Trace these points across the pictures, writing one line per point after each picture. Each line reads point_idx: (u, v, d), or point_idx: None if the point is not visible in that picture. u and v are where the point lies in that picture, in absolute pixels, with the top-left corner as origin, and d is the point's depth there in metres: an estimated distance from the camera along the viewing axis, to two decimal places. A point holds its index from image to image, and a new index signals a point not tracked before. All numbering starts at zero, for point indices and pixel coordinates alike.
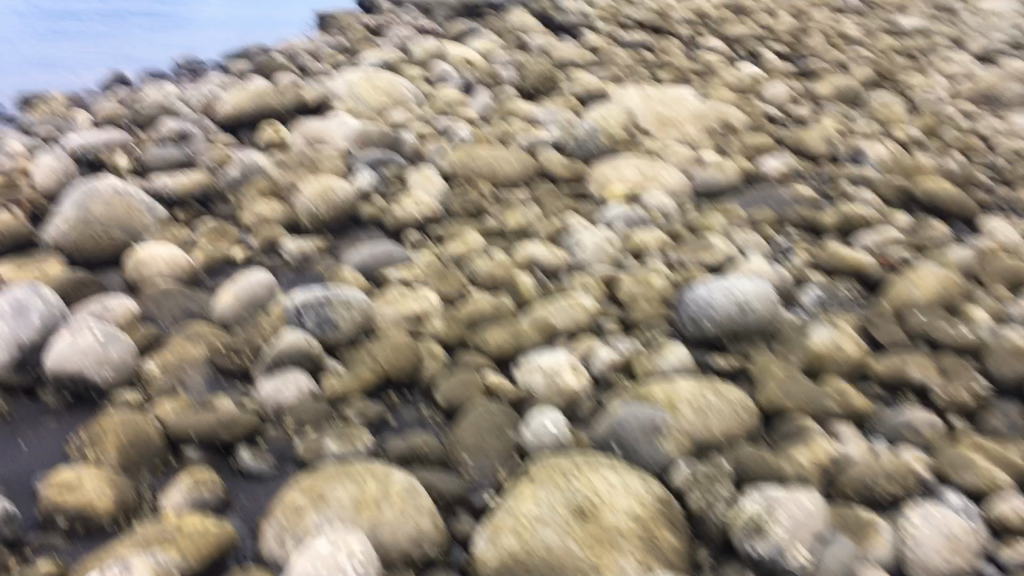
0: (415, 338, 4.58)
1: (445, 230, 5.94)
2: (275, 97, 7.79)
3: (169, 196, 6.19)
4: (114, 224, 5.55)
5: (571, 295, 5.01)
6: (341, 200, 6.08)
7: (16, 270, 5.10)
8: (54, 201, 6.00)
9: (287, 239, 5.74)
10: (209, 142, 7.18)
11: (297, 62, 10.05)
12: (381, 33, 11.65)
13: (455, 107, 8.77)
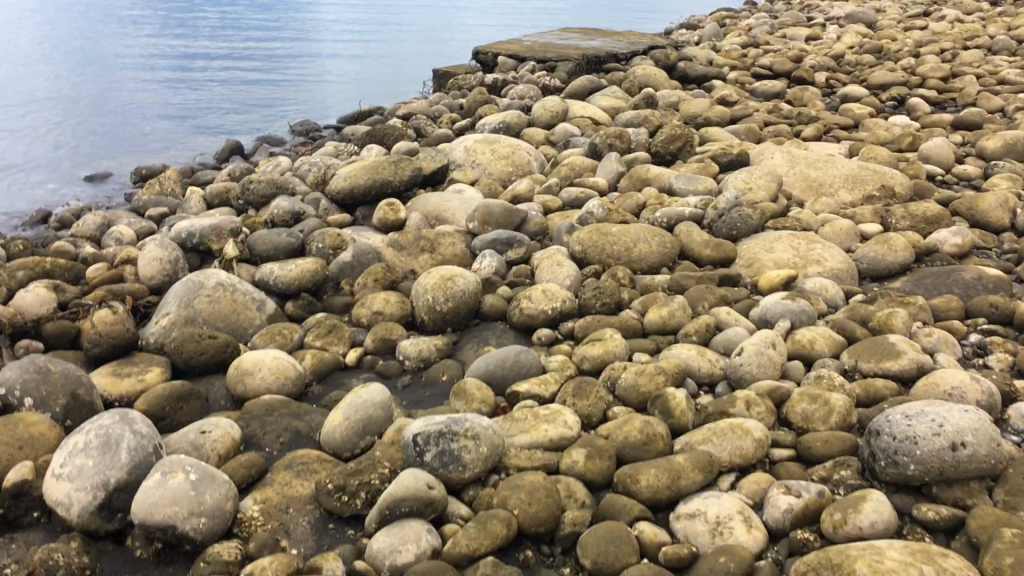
0: (552, 476, 3.88)
1: (578, 327, 5.29)
2: (393, 171, 7.30)
3: (279, 288, 5.76)
4: (219, 326, 5.25)
5: (732, 418, 4.26)
6: (467, 292, 5.45)
7: (115, 381, 4.71)
8: (158, 294, 5.74)
9: (405, 340, 5.19)
10: (323, 223, 6.77)
11: (416, 129, 9.68)
12: (501, 90, 11.20)
13: (582, 175, 8.18)
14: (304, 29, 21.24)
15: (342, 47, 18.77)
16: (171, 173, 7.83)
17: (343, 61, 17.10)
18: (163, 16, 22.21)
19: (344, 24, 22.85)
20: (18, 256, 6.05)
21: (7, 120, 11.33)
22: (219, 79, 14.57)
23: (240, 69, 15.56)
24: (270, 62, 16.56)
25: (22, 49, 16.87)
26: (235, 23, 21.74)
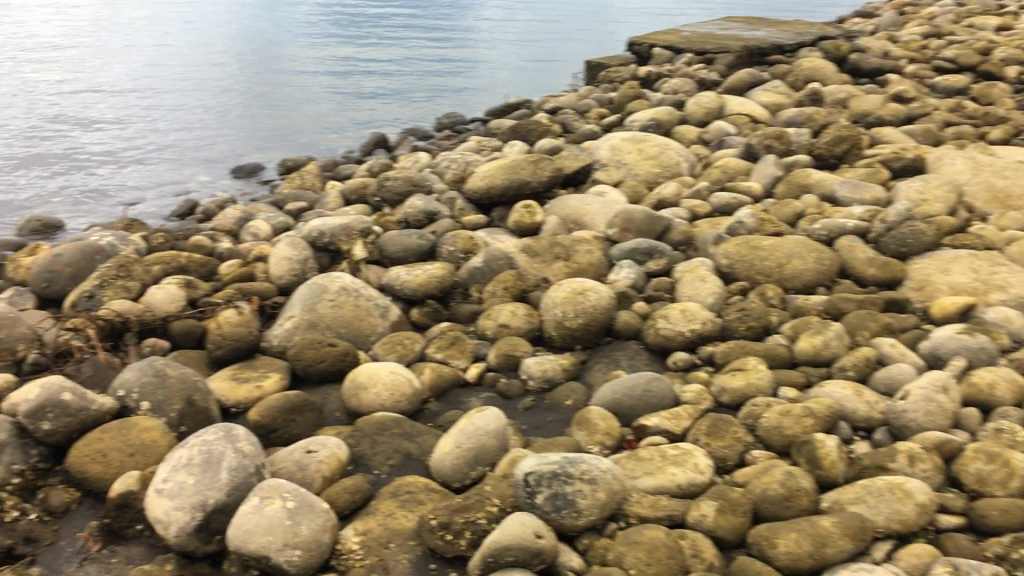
0: (677, 530, 3.46)
1: (718, 352, 4.81)
2: (532, 170, 6.97)
3: (406, 294, 5.57)
4: (341, 333, 5.08)
5: (891, 476, 3.72)
6: (598, 308, 5.09)
7: (234, 386, 4.61)
8: (287, 294, 5.64)
9: (529, 357, 4.87)
10: (457, 225, 6.54)
11: (562, 125, 9.34)
12: (655, 84, 10.70)
13: (735, 179, 7.62)
14: (461, 26, 21.33)
15: (499, 44, 18.67)
16: (313, 167, 7.80)
17: (498, 58, 16.97)
18: (328, 14, 22.80)
19: (502, 19, 22.77)
20: (158, 250, 6.09)
21: (174, 120, 11.76)
22: (375, 77, 14.70)
23: (397, 68, 15.72)
24: (426, 60, 16.62)
25: (196, 52, 17.63)
26: (395, 20, 22.06)
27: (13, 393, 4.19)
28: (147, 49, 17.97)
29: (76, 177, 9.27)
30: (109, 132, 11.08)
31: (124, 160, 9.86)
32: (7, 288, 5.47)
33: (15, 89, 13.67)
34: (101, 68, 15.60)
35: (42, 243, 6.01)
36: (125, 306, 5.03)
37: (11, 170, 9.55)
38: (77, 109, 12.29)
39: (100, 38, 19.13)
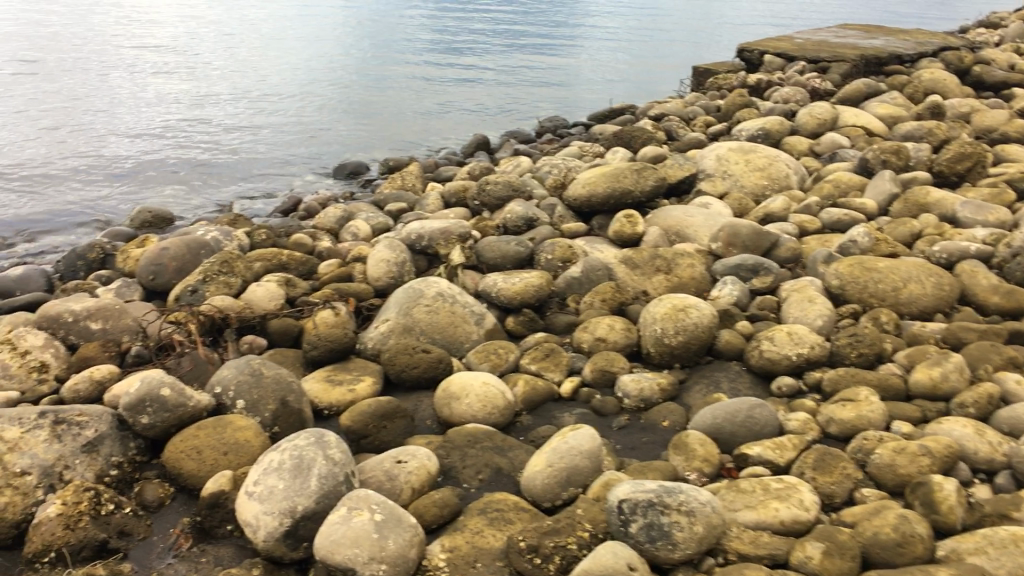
0: (779, 571, 3.26)
1: (826, 380, 4.57)
2: (635, 179, 6.80)
3: (501, 301, 5.47)
4: (436, 339, 5.02)
5: (1016, 527, 3.43)
6: (700, 326, 4.89)
7: (327, 388, 4.59)
8: (384, 296, 5.62)
9: (626, 374, 4.72)
10: (556, 232, 6.42)
11: (667, 132, 9.13)
12: (765, 92, 10.37)
13: (848, 195, 7.29)
14: (566, 32, 21.26)
15: (603, 50, 18.50)
16: (414, 168, 7.79)
17: (601, 64, 16.82)
18: (435, 17, 23.06)
19: (607, 25, 22.61)
20: (260, 246, 6.16)
21: (280, 122, 12.03)
22: (478, 82, 14.76)
23: (500, 74, 15.74)
24: (529, 66, 16.59)
25: (306, 52, 18.05)
26: (501, 24, 22.16)
27: (115, 385, 4.26)
28: (260, 48, 18.48)
29: (187, 176, 9.56)
30: (219, 131, 11.40)
31: (233, 160, 10.14)
32: (116, 279, 5.61)
33: (135, 85, 14.21)
34: (215, 66, 16.10)
35: (151, 236, 6.15)
36: (225, 302, 5.08)
37: (126, 165, 9.91)
38: (191, 107, 12.70)
39: (216, 37, 19.73)
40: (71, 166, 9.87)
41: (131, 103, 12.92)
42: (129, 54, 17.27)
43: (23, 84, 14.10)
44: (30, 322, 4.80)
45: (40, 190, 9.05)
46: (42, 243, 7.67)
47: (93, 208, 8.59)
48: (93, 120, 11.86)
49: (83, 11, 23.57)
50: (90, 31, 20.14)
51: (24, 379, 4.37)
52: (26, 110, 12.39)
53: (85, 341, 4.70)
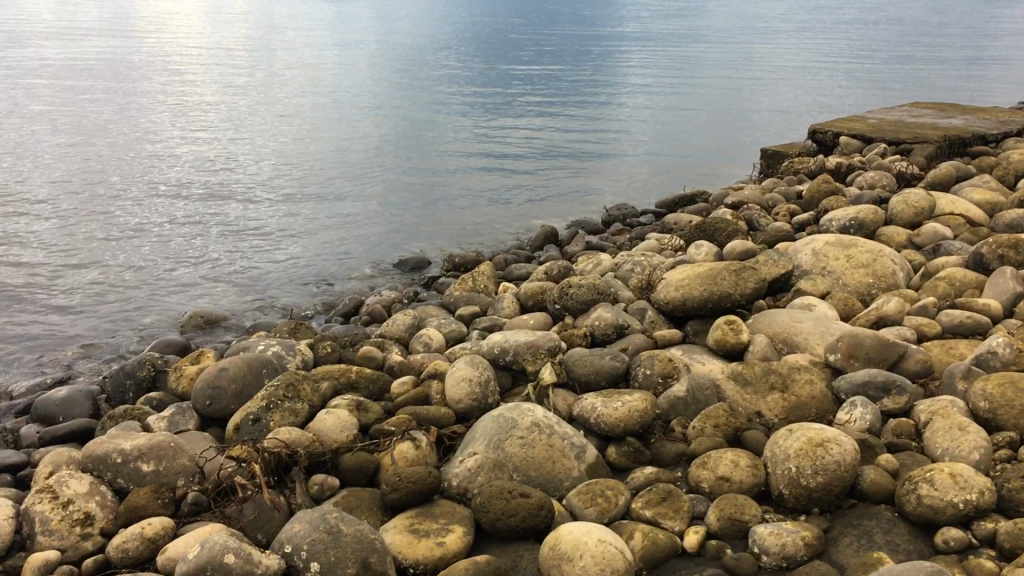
0: None
1: (1004, 533, 3.79)
2: (733, 280, 6.15)
3: (601, 429, 4.80)
4: (532, 477, 4.35)
5: None
6: (843, 465, 4.17)
7: (412, 540, 3.92)
8: (465, 421, 4.99)
9: (761, 525, 3.99)
10: (649, 342, 5.78)
11: (748, 223, 8.53)
12: (847, 177, 9.76)
13: (966, 294, 6.57)
14: (611, 116, 21.03)
15: (654, 139, 18.16)
16: (485, 267, 7.24)
17: (649, 157, 16.49)
18: (481, 101, 23.02)
19: (655, 106, 22.36)
20: (324, 362, 5.59)
21: (328, 218, 11.69)
22: (525, 176, 14.45)
23: (551, 166, 15.37)
24: (578, 156, 16.27)
25: (354, 138, 17.88)
26: (547, 109, 22.02)
27: (170, 545, 3.64)
28: (306, 132, 18.39)
29: (236, 278, 9.17)
30: (268, 230, 11.07)
31: (282, 261, 9.76)
32: (169, 403, 5.06)
33: (185, 176, 14.01)
34: (263, 154, 15.94)
35: (207, 350, 5.62)
36: (292, 435, 4.47)
37: (175, 267, 9.56)
38: (239, 202, 12.45)
39: (264, 120, 19.65)
40: (120, 267, 9.52)
41: (180, 197, 12.70)
42: (178, 138, 17.21)
43: (73, 174, 14.01)
44: (74, 463, 4.22)
45: (85, 294, 8.69)
46: (86, 355, 7.25)
47: (140, 315, 8.19)
48: (141, 217, 11.62)
49: (134, 87, 23.85)
50: (140, 111, 20.26)
51: (65, 535, 3.79)
52: (75, 205, 12.20)
53: (134, 486, 4.10)
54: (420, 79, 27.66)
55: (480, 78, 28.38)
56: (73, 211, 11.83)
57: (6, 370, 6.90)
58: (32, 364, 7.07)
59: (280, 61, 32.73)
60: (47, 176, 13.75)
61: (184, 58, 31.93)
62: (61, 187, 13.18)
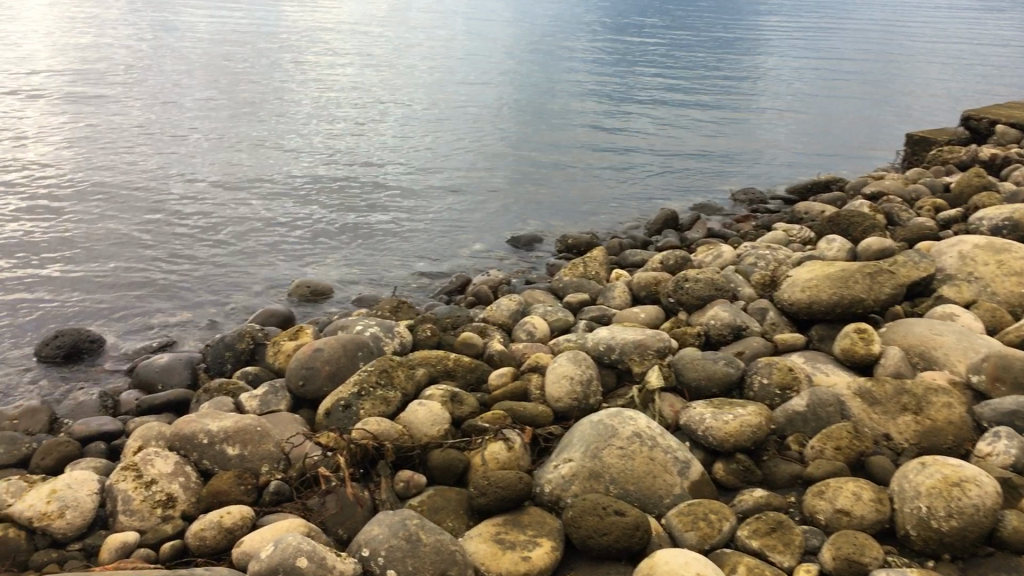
0: None
1: None
2: (867, 282, 5.62)
3: (708, 443, 4.44)
4: (629, 492, 4.04)
5: None
6: (982, 509, 3.68)
7: (495, 551, 3.67)
8: (564, 421, 4.72)
9: (880, 569, 3.51)
10: (768, 346, 5.36)
11: (887, 216, 7.90)
12: (1002, 171, 8.93)
13: None
14: (744, 94, 20.20)
15: (787, 121, 17.32)
16: (598, 252, 6.91)
17: (780, 140, 15.73)
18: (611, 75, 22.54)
19: (792, 84, 21.35)
20: (422, 346, 5.41)
21: (445, 189, 11.57)
22: (648, 156, 13.98)
23: (675, 145, 14.85)
24: (705, 136, 15.66)
25: (477, 108, 17.75)
26: (678, 83, 21.36)
27: (246, 538, 3.51)
28: (432, 100, 18.37)
29: (349, 246, 9.13)
30: (384, 198, 11.04)
31: (395, 231, 9.69)
32: (266, 380, 4.98)
33: (311, 140, 14.17)
34: (387, 121, 15.99)
35: (307, 326, 5.51)
36: (381, 426, 4.30)
37: (291, 232, 9.61)
38: (359, 168, 12.47)
39: (391, 87, 19.75)
40: (239, 228, 9.65)
41: (304, 160, 12.86)
42: (308, 102, 17.47)
43: (206, 133, 14.37)
44: (162, 440, 4.17)
45: (202, 254, 8.83)
46: (197, 319, 7.35)
47: (251, 279, 8.25)
48: (264, 177, 11.78)
49: (274, 48, 24.49)
50: (276, 72, 20.72)
51: (146, 516, 3.72)
52: (205, 163, 12.48)
53: (219, 468, 4.01)
54: (550, 49, 27.32)
55: (611, 49, 27.79)
56: (201, 168, 12.12)
57: (121, 329, 7.06)
58: (145, 324, 7.20)
59: (414, 27, 33.06)
60: (181, 134, 14.17)
61: (322, 22, 32.56)
62: (193, 145, 13.53)
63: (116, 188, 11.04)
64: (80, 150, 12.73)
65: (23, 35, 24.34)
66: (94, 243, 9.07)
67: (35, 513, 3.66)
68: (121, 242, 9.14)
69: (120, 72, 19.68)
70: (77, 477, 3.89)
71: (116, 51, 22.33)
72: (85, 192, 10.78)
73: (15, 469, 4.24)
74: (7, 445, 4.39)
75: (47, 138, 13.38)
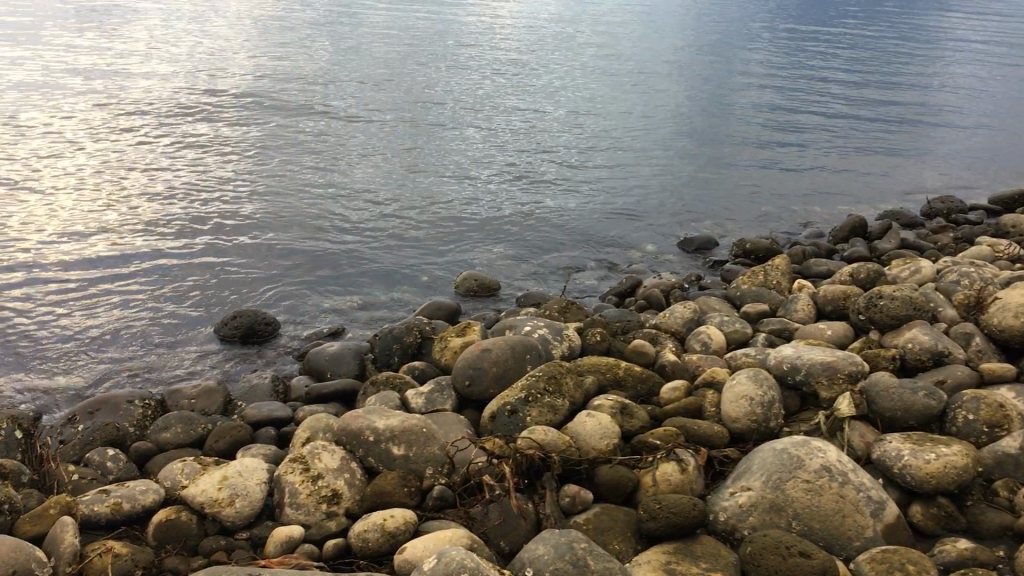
0: None
1: None
2: None
3: (905, 482, 4.02)
4: (813, 531, 3.69)
5: None
6: None
7: None
8: (740, 443, 4.40)
9: None
10: (972, 375, 4.82)
11: None
12: None
13: None
14: (933, 97, 18.94)
15: (983, 130, 16.11)
16: (780, 260, 6.51)
17: (974, 150, 14.65)
18: (788, 72, 21.63)
19: (988, 90, 19.88)
20: (591, 352, 5.21)
21: (614, 187, 11.36)
22: (826, 162, 13.30)
23: (854, 150, 14.07)
24: (892, 141, 14.73)
25: (645, 104, 17.41)
26: (863, 83, 20.26)
27: (408, 545, 3.40)
28: (600, 94, 18.16)
29: (514, 241, 9.07)
30: (553, 191, 10.94)
31: (559, 227, 9.57)
32: (431, 377, 4.90)
33: (478, 130, 14.25)
34: (554, 113, 15.89)
35: (474, 323, 5.40)
36: (548, 436, 4.12)
37: (457, 222, 9.64)
38: (526, 160, 12.41)
39: (559, 78, 19.65)
40: (407, 217, 9.76)
41: (471, 150, 12.91)
42: (476, 91, 17.59)
43: (377, 121, 14.68)
44: (330, 433, 4.15)
45: (371, 239, 8.99)
46: (364, 307, 7.47)
47: (417, 267, 8.33)
48: (432, 165, 11.91)
49: (445, 36, 24.82)
50: (452, 61, 21.07)
51: (311, 511, 3.70)
52: (375, 151, 12.73)
53: (384, 467, 3.95)
54: (723, 44, 26.49)
55: (788, 45, 26.66)
56: (376, 154, 12.42)
57: (292, 314, 7.26)
58: (314, 309, 7.36)
59: (586, 15, 32.92)
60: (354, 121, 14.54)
61: (493, 7, 32.74)
62: (364, 133, 13.86)
63: (292, 170, 11.39)
64: (261, 134, 13.29)
65: (221, 19, 25.89)
66: (272, 221, 9.41)
67: (207, 499, 3.71)
68: (294, 222, 9.39)
69: (299, 57, 20.40)
70: (246, 465, 3.93)
71: (303, 37, 23.36)
72: (269, 172, 11.26)
73: (192, 449, 4.33)
74: (184, 425, 4.51)
75: (230, 122, 14.01)
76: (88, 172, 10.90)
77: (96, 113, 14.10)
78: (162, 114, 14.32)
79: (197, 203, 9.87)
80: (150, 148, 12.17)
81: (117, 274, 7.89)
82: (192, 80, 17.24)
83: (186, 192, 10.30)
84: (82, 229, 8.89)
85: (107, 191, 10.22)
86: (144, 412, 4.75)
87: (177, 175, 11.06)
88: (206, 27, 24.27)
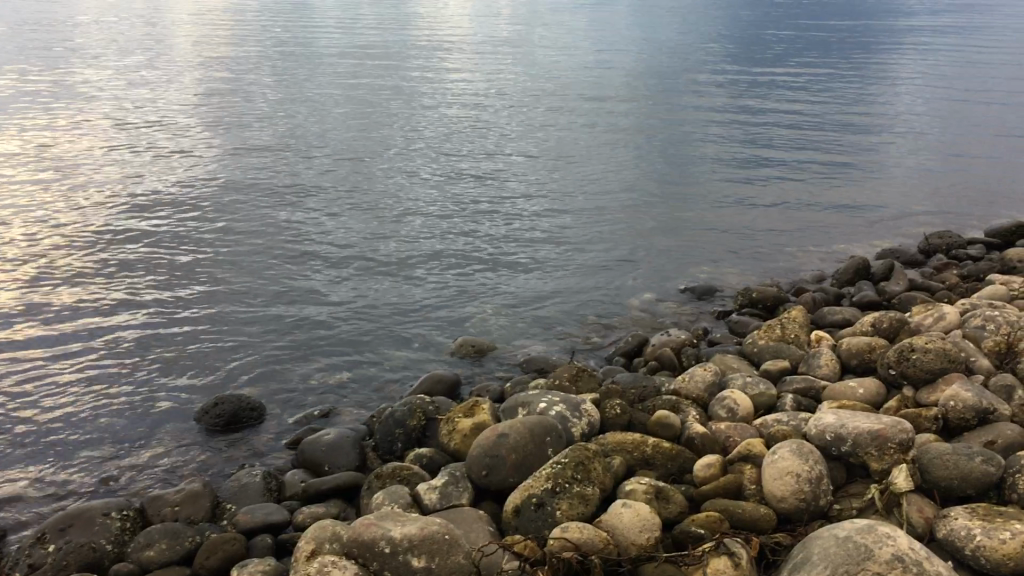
0: None
1: None
2: None
3: (978, 563, 3.95)
4: None
5: None
6: None
7: None
8: (790, 522, 4.44)
9: None
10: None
11: None
12: None
13: None
14: (892, 131, 19.17)
15: (945, 161, 16.28)
16: (797, 313, 6.64)
17: (939, 185, 14.78)
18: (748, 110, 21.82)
19: (945, 121, 20.16)
20: (612, 426, 5.44)
21: (596, 245, 11.44)
22: (797, 205, 13.37)
23: (823, 191, 14.15)
24: (862, 180, 14.82)
25: (612, 148, 17.45)
26: (823, 120, 20.47)
27: None
28: (565, 140, 18.17)
29: (495, 319, 9.05)
30: (531, 256, 10.91)
31: (540, 299, 9.59)
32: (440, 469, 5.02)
33: (448, 187, 14.17)
34: (522, 162, 15.85)
35: (486, 401, 5.71)
36: (584, 534, 4.20)
37: (435, 301, 9.62)
38: (498, 221, 12.39)
39: (523, 125, 19.62)
40: (385, 297, 9.69)
41: (442, 211, 12.86)
42: (442, 142, 17.51)
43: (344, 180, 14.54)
44: (339, 546, 4.19)
45: (350, 326, 8.96)
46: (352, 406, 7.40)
47: (399, 356, 8.31)
48: (404, 234, 11.85)
49: (403, 85, 24.74)
50: (426, 109, 21.19)
51: None
52: (345, 217, 12.60)
53: None
54: (680, 83, 26.70)
55: (744, 82, 26.94)
56: (347, 222, 12.32)
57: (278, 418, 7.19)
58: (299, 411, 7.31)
59: (547, 56, 33.21)
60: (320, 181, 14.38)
61: (449, 53, 32.77)
62: (331, 194, 13.71)
63: (261, 245, 11.22)
64: (225, 201, 13.07)
65: (194, 72, 26.05)
66: (246, 311, 9.29)
67: None
68: (270, 312, 9.30)
69: (257, 112, 20.19)
70: None
71: (274, 88, 23.47)
72: (239, 248, 11.10)
73: None
74: (168, 540, 5.01)
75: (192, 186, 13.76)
76: (47, 255, 10.63)
77: (70, 175, 14.05)
78: (137, 174, 14.31)
79: (166, 291, 9.72)
80: (111, 223, 11.90)
81: (109, 370, 7.98)
82: (148, 139, 16.93)
83: (166, 272, 10.27)
84: (70, 319, 8.94)
85: (90, 270, 10.24)
86: (121, 525, 5.23)
87: (144, 253, 10.85)
88: (179, 80, 24.43)
